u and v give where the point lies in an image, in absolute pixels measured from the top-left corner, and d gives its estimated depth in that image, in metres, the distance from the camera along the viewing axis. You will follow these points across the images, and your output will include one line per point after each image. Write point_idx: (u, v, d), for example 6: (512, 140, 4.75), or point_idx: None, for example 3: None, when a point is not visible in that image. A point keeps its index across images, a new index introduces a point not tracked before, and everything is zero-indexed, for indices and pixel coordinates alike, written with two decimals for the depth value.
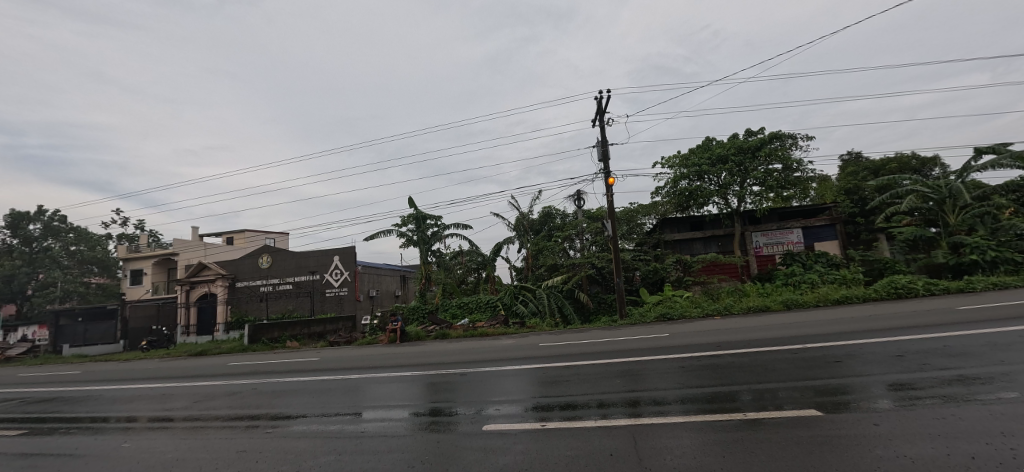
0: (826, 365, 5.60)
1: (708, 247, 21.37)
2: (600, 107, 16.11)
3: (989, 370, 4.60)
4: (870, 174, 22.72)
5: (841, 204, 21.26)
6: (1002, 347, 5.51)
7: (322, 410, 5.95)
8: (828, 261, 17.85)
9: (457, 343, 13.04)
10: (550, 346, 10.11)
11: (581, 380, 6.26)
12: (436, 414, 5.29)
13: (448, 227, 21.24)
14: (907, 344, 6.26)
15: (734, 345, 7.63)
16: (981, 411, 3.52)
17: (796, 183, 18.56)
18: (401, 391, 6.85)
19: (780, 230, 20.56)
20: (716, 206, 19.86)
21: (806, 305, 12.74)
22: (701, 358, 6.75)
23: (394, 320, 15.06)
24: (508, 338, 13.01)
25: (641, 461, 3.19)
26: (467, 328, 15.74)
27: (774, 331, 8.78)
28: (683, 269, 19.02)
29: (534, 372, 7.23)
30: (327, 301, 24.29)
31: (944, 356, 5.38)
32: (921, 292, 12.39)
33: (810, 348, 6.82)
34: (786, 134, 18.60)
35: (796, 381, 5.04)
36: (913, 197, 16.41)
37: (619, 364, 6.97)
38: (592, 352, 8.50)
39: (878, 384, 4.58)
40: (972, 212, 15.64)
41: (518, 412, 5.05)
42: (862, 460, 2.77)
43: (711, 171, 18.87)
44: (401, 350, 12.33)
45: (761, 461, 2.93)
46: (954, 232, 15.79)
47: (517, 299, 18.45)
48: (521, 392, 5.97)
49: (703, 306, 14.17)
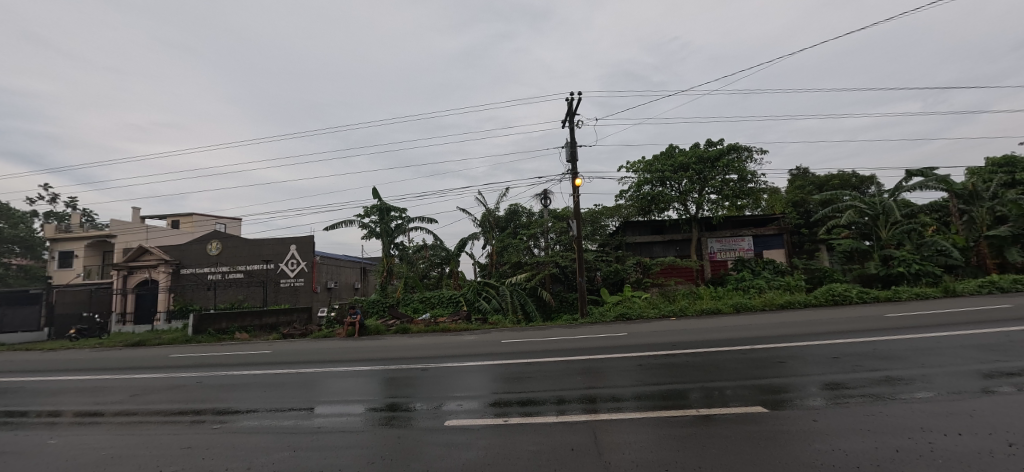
0: (771, 365, 6.01)
1: (668, 251, 22.18)
2: (571, 109, 16.35)
3: (912, 372, 5.08)
4: (815, 189, 24.35)
5: (788, 215, 22.61)
6: (923, 351, 6.08)
7: (275, 405, 5.74)
8: (775, 268, 19.09)
9: (417, 338, 12.88)
10: (513, 342, 10.13)
11: (543, 377, 6.35)
12: (393, 409, 5.22)
13: (413, 219, 20.87)
14: (843, 347, 6.78)
15: (689, 345, 7.98)
16: (903, 408, 3.88)
17: (750, 193, 19.48)
18: (360, 385, 6.72)
19: (733, 237, 21.65)
20: (676, 212, 20.61)
21: (754, 309, 13.51)
22: (658, 357, 7.02)
23: (352, 313, 14.61)
24: (470, 334, 12.97)
25: (602, 455, 3.29)
26: (428, 323, 15.52)
27: (724, 332, 9.27)
28: (642, 271, 19.67)
29: (494, 368, 7.24)
30: (281, 292, 23.32)
31: (875, 359, 5.88)
32: (854, 299, 13.48)
33: (756, 349, 7.24)
34: (742, 146, 19.48)
35: (743, 379, 5.37)
36: (851, 212, 17.69)
37: (580, 362, 7.11)
38: (555, 349, 8.65)
39: (815, 383, 4.95)
40: (902, 228, 17.06)
41: (478, 407, 5.08)
42: (801, 453, 2.99)
43: (673, 177, 19.62)
44: (360, 344, 12.04)
45: (712, 455, 3.09)
46: (885, 246, 17.13)
47: (480, 296, 18.52)
48: (482, 388, 6.00)
49: (660, 307, 14.66)
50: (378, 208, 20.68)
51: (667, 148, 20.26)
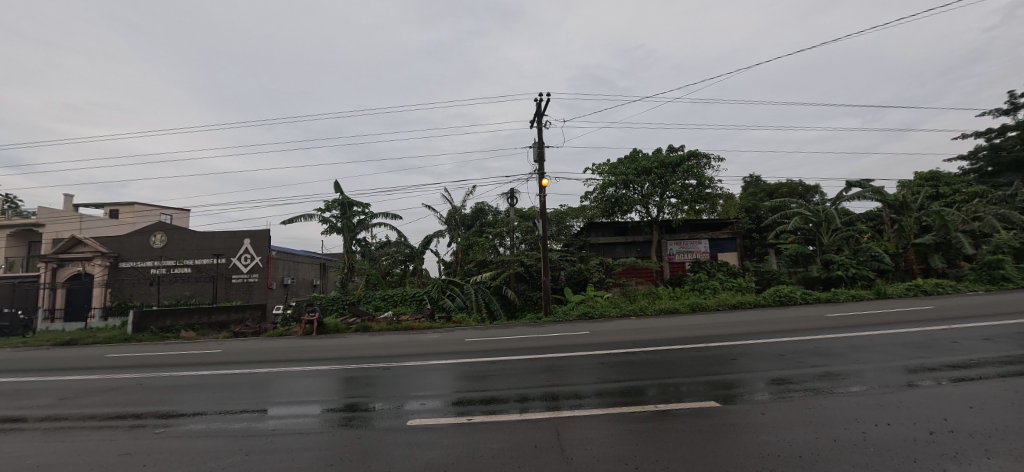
0: (723, 362, 6.32)
1: (629, 252, 22.86)
2: (539, 109, 16.48)
3: (848, 368, 5.50)
4: (766, 196, 25.82)
5: (741, 219, 23.80)
6: (858, 348, 6.60)
7: (224, 407, 5.45)
8: (728, 271, 20.01)
9: (379, 336, 12.62)
10: (477, 341, 10.11)
11: (507, 375, 6.37)
12: (353, 409, 5.09)
13: (377, 215, 20.38)
14: (789, 345, 7.23)
15: (647, 343, 8.26)
16: (840, 400, 4.20)
17: (707, 198, 20.29)
18: (318, 385, 6.49)
19: (690, 240, 22.54)
20: (638, 214, 21.20)
21: (708, 309, 14.14)
22: (618, 355, 7.22)
23: (310, 310, 14.08)
24: (433, 332, 12.82)
25: (565, 451, 3.35)
26: (390, 321, 15.20)
27: (681, 331, 9.66)
28: (605, 271, 20.12)
29: (458, 367, 7.20)
30: (233, 288, 22.17)
31: (816, 355, 6.32)
32: (799, 300, 14.40)
33: (710, 347, 7.59)
34: (701, 153, 20.30)
35: (697, 376, 5.62)
36: (798, 219, 18.79)
37: (543, 360, 7.18)
38: (519, 347, 8.72)
39: (763, 379, 5.25)
40: (841, 235, 18.33)
41: (440, 406, 5.03)
42: (749, 445, 3.17)
43: (636, 180, 20.24)
44: (319, 343, 11.64)
45: (669, 449, 3.22)
46: (826, 250, 18.37)
47: (444, 294, 18.37)
48: (445, 387, 5.95)
49: (621, 307, 15.06)
50: (340, 203, 20.05)
51: (631, 152, 20.84)
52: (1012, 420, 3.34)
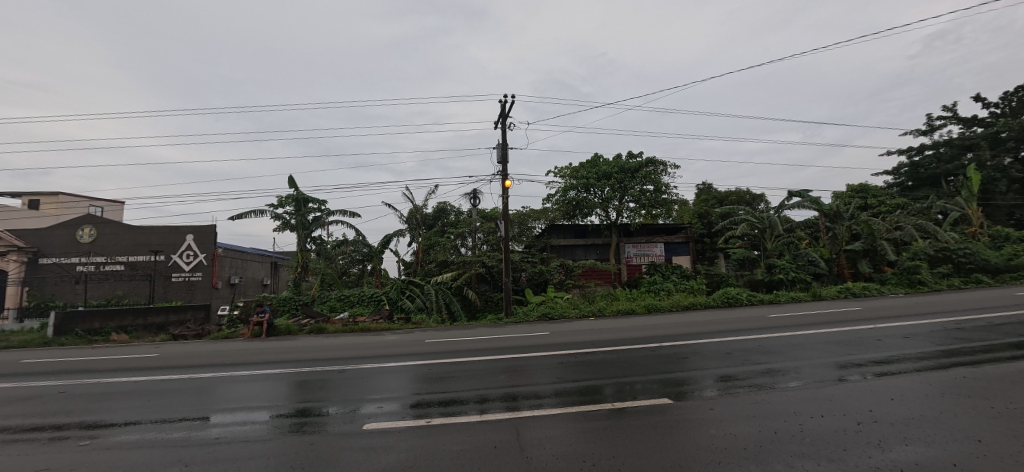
0: (676, 361, 6.59)
1: (589, 254, 23.37)
2: (504, 110, 16.52)
3: (787, 364, 5.90)
4: (716, 203, 27.25)
5: (694, 224, 24.91)
6: (796, 346, 7.09)
7: (161, 415, 5.06)
8: (682, 273, 20.89)
9: (334, 338, 12.18)
10: (437, 342, 10.00)
11: (467, 377, 6.33)
12: (304, 414, 4.88)
13: (334, 212, 19.68)
14: (735, 343, 7.65)
15: (605, 343, 8.49)
16: (780, 395, 4.50)
17: (663, 203, 21.10)
18: (266, 390, 6.17)
19: (647, 243, 23.33)
20: (598, 217, 21.74)
21: (663, 310, 14.72)
22: (577, 355, 7.36)
23: (260, 311, 13.37)
24: (392, 334, 12.54)
25: (524, 450, 3.38)
26: (345, 323, 14.68)
27: (636, 331, 10.00)
28: (565, 272, 20.43)
29: (416, 368, 7.08)
30: (173, 288, 20.68)
31: (759, 353, 6.73)
32: (745, 301, 15.28)
33: (664, 346, 7.90)
34: (658, 160, 21.07)
35: (651, 374, 5.83)
36: (745, 225, 19.94)
37: (503, 361, 7.19)
38: (480, 348, 8.69)
39: (711, 376, 5.53)
40: (782, 241, 19.64)
41: (398, 409, 4.93)
42: (700, 439, 3.33)
43: (596, 184, 20.75)
44: (270, 345, 11.09)
45: (625, 445, 3.32)
46: (770, 255, 19.61)
47: (403, 295, 18.01)
48: (403, 389, 5.84)
49: (580, 307, 15.39)
50: (294, 199, 19.18)
51: (593, 156, 21.34)
52: (926, 410, 3.71)
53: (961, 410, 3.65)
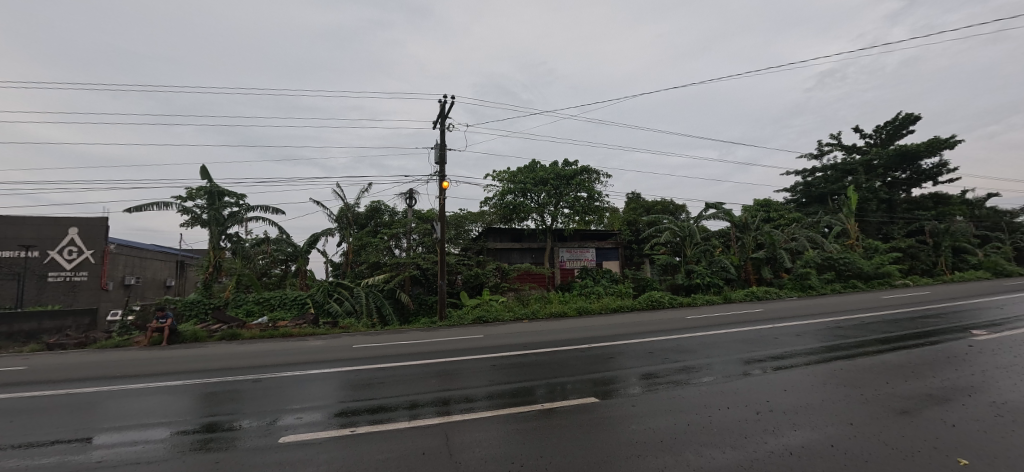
0: (603, 361, 6.90)
1: (524, 257, 23.76)
2: (443, 111, 16.30)
3: (700, 362, 6.42)
4: (643, 211, 29.04)
5: (623, 231, 26.21)
6: (707, 345, 7.74)
7: (28, 439, 4.31)
8: (611, 277, 21.98)
9: (249, 345, 11.15)
10: (366, 347, 9.57)
11: (396, 382, 6.12)
12: (211, 430, 4.42)
13: (253, 208, 18.16)
14: (656, 343, 8.18)
15: (537, 345, 8.67)
16: (695, 390, 4.87)
17: (596, 210, 21.97)
18: (167, 404, 5.50)
19: (580, 248, 24.18)
20: (534, 222, 22.14)
21: (593, 312, 15.33)
22: (510, 357, 7.43)
23: (160, 316, 11.92)
24: (316, 339, 11.79)
25: (452, 455, 3.33)
26: (264, 328, 13.57)
27: (566, 333, 10.32)
28: (500, 275, 20.54)
29: (343, 375, 6.71)
30: (48, 290, 17.71)
31: (676, 352, 7.26)
32: (666, 304, 16.41)
33: (592, 347, 8.24)
34: (592, 168, 21.95)
35: (580, 374, 6.05)
36: (668, 232, 21.39)
37: (435, 365, 7.06)
38: (411, 352, 8.45)
39: (634, 374, 5.86)
40: (700, 248, 21.32)
41: (321, 419, 4.64)
42: (622, 435, 3.50)
43: (533, 189, 21.16)
44: (172, 353, 9.92)
45: (553, 445, 3.40)
46: (689, 262, 21.19)
47: (331, 298, 17.15)
48: (327, 397, 5.51)
49: (515, 311, 15.54)
50: (207, 191, 17.42)
51: (530, 162, 21.81)
52: (811, 398, 4.22)
53: (838, 397, 4.20)
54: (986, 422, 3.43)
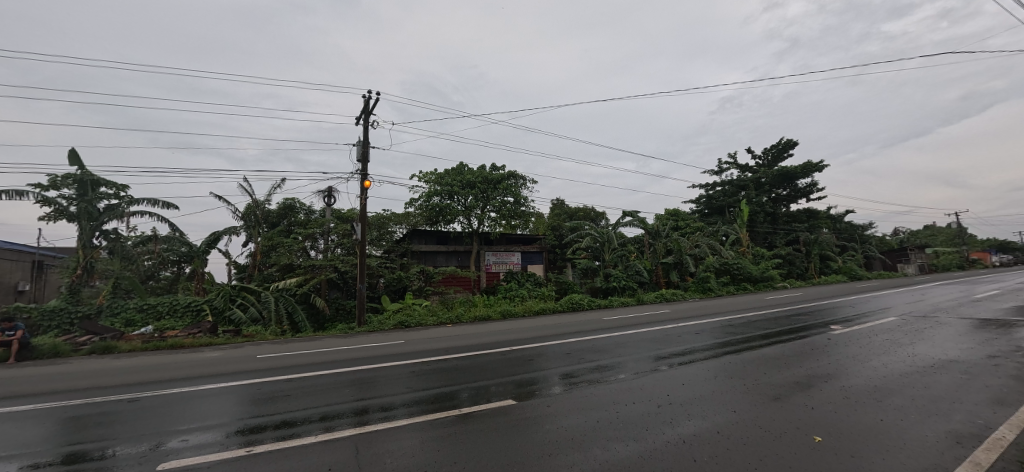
0: (524, 363, 7.03)
1: (449, 260, 23.53)
2: (367, 106, 15.61)
3: (613, 361, 6.81)
4: (567, 217, 30.28)
5: (548, 236, 26.98)
6: (620, 345, 8.25)
7: None
8: (535, 281, 22.49)
9: (127, 359, 9.67)
10: (273, 357, 8.79)
11: (306, 394, 5.70)
12: (70, 462, 3.75)
13: (138, 201, 15.89)
14: (574, 344, 8.53)
15: (459, 349, 8.59)
16: (606, 387, 5.16)
17: (521, 215, 22.38)
18: (11, 434, 4.57)
19: (505, 251, 24.46)
20: (460, 225, 21.97)
21: (516, 316, 15.57)
22: (431, 363, 7.28)
23: (10, 329, 10.05)
24: (213, 350, 10.59)
25: (362, 469, 3.17)
26: (147, 339, 11.84)
27: (489, 336, 10.39)
28: (425, 279, 20.03)
29: (244, 389, 6.10)
30: None
31: (592, 352, 7.64)
32: (585, 306, 17.21)
33: (514, 350, 8.37)
34: (519, 174, 22.38)
35: (501, 377, 6.10)
36: (589, 238, 22.41)
37: (351, 374, 6.70)
38: (324, 361, 7.94)
39: (553, 375, 6.06)
40: (617, 254, 22.66)
41: (215, 439, 4.16)
42: (535, 435, 3.60)
43: (460, 192, 21.08)
44: (21, 373, 8.29)
45: (468, 450, 3.39)
46: (607, 266, 22.40)
47: (233, 304, 15.54)
48: (224, 414, 4.97)
49: (439, 315, 15.26)
50: (77, 180, 14.90)
51: (458, 164, 21.67)
52: (704, 390, 4.67)
53: (725, 388, 4.71)
54: (836, 404, 4.05)
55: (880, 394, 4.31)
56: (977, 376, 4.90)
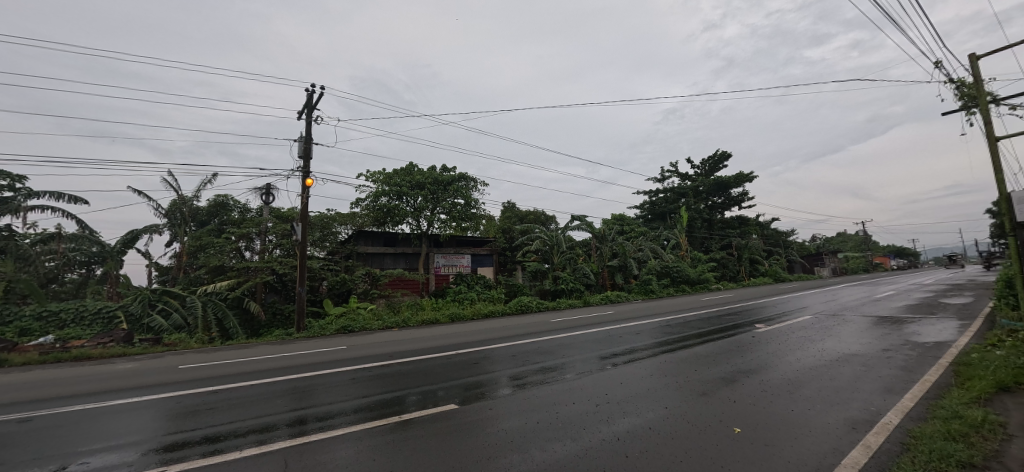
0: (470, 366, 6.99)
1: (397, 263, 23.02)
2: (310, 101, 14.91)
3: (558, 362, 6.94)
4: (517, 220, 30.56)
5: (498, 238, 27.01)
6: (564, 346, 8.44)
7: None
8: (485, 283, 22.45)
9: (18, 373, 8.52)
10: (198, 367, 8.12)
11: (235, 406, 5.32)
12: None
13: (38, 194, 14.14)
14: (520, 346, 8.62)
15: (404, 354, 8.39)
16: (549, 388, 5.26)
17: (472, 217, 22.24)
18: None
19: (455, 254, 24.22)
20: (409, 226, 21.49)
21: (465, 319, 15.46)
22: (373, 369, 7.06)
23: None
24: (127, 360, 9.60)
25: None
26: (45, 350, 10.46)
27: (436, 340, 10.24)
28: (370, 281, 19.39)
29: (163, 403, 5.57)
30: None
31: (538, 354, 7.76)
32: (533, 308, 17.45)
33: (460, 353, 8.31)
34: (469, 176, 22.28)
35: (446, 381, 6.03)
36: (539, 241, 22.73)
37: (286, 383, 6.34)
38: (257, 370, 7.45)
39: (498, 377, 6.08)
40: (566, 257, 23.12)
41: (126, 460, 3.77)
42: (475, 439, 3.60)
43: (409, 192, 20.65)
44: None
45: (406, 457, 3.33)
46: (556, 269, 22.84)
47: (152, 310, 14.20)
48: (138, 431, 4.52)
49: (384, 318, 14.81)
50: None
51: (407, 164, 21.20)
52: (640, 388, 4.89)
53: (659, 385, 4.96)
54: (755, 396, 4.40)
55: (793, 386, 4.74)
56: (872, 367, 5.52)
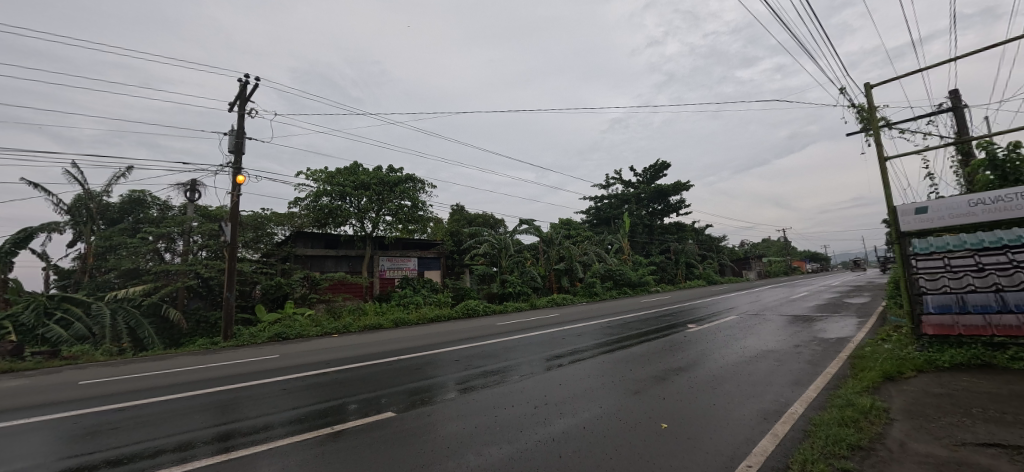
0: (412, 372, 6.85)
1: (339, 266, 21.97)
2: (243, 92, 13.93)
3: (501, 365, 6.98)
4: (466, 223, 30.39)
5: (446, 241, 26.63)
6: (509, 349, 8.50)
7: None
8: (431, 287, 22.05)
9: None
10: (103, 382, 7.29)
11: (148, 423, 4.83)
12: None
13: None
14: (464, 350, 8.57)
15: (342, 361, 8.04)
16: (491, 392, 5.28)
17: (419, 220, 21.72)
18: None
19: (401, 257, 23.57)
20: (352, 227, 20.68)
21: (410, 324, 15.10)
22: (308, 378, 6.70)
23: None
24: (13, 377, 8.39)
25: None
26: None
27: (378, 346, 9.93)
28: (309, 285, 18.41)
29: (56, 424, 4.93)
30: None
31: (481, 357, 7.76)
32: (480, 311, 17.41)
33: (402, 359, 8.10)
34: (417, 178, 21.83)
35: (386, 388, 5.87)
36: (487, 244, 22.72)
37: (208, 396, 5.85)
38: (174, 383, 6.81)
39: (440, 382, 6.01)
40: (514, 260, 23.29)
41: None
42: (412, 447, 3.53)
43: (352, 193, 19.87)
44: None
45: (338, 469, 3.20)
46: (504, 272, 22.94)
47: (48, 320, 12.50)
48: (24, 457, 3.97)
49: (323, 324, 14.10)
50: None
51: (351, 163, 20.41)
52: (578, 389, 5.04)
53: (596, 385, 5.14)
54: (682, 393, 4.69)
55: (716, 382, 5.10)
56: (785, 362, 6.08)
